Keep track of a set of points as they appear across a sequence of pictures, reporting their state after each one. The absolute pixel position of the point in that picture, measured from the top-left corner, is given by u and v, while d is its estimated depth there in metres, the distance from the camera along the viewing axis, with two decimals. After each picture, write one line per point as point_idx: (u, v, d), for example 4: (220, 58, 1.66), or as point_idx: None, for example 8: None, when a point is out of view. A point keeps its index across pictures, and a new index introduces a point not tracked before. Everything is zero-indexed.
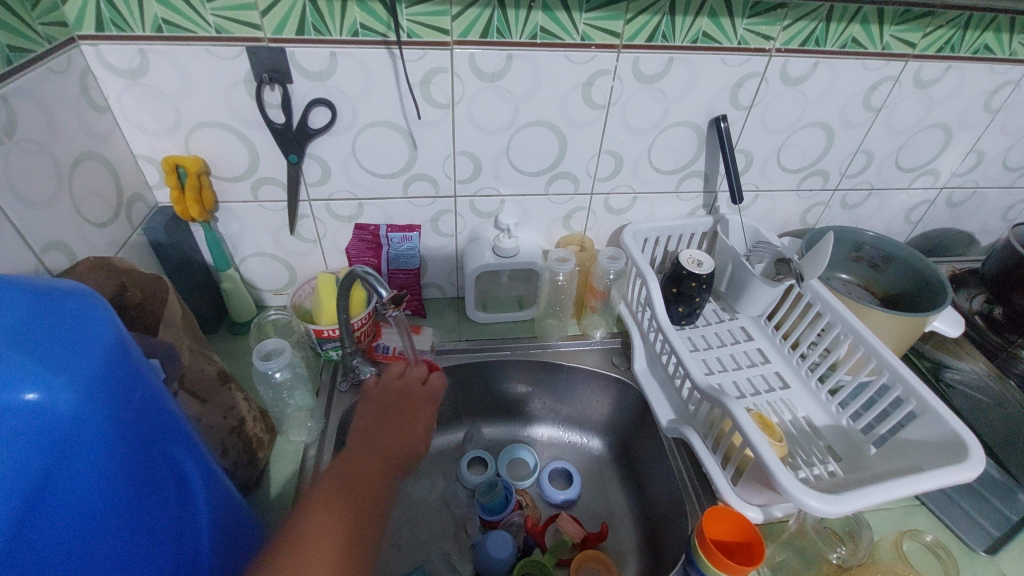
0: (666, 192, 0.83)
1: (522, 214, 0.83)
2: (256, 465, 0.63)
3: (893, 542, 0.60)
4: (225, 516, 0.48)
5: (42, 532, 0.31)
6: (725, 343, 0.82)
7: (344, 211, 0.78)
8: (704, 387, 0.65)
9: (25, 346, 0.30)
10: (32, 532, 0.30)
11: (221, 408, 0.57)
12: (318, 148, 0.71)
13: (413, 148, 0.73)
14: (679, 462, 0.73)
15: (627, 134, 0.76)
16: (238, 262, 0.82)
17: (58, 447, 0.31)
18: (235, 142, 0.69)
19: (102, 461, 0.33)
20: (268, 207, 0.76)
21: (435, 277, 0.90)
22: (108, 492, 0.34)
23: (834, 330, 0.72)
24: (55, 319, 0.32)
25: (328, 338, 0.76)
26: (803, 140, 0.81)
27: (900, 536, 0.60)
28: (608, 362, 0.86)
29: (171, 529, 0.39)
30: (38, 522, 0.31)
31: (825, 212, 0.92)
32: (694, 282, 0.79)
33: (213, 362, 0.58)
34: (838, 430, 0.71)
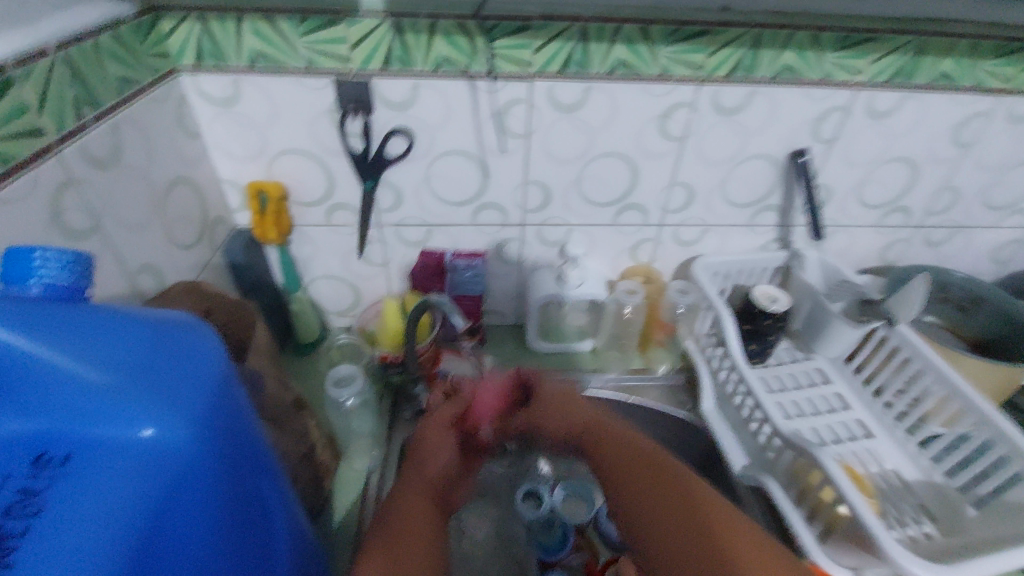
0: (738, 225, 0.81)
1: (588, 244, 0.82)
2: (322, 492, 0.62)
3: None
4: (302, 553, 0.47)
5: (147, 571, 0.31)
6: (800, 384, 0.78)
7: (412, 236, 0.79)
8: (787, 436, 0.61)
9: (148, 383, 0.31)
10: (139, 569, 0.30)
11: (295, 433, 0.56)
12: (392, 175, 0.72)
13: (485, 177, 0.73)
14: (755, 513, 0.68)
15: (701, 166, 0.74)
16: (306, 284, 0.83)
17: (169, 486, 0.31)
18: (314, 169, 0.71)
19: (207, 499, 0.33)
20: (340, 231, 0.77)
21: (495, 304, 0.89)
22: (210, 531, 0.34)
23: (924, 377, 0.68)
24: (174, 355, 0.33)
25: (391, 364, 0.76)
26: (887, 175, 0.78)
27: None
28: (672, 398, 0.83)
29: (257, 567, 0.39)
30: (145, 560, 0.31)
31: (906, 249, 0.87)
32: (769, 320, 0.75)
33: (292, 389, 0.58)
34: (931, 487, 0.65)
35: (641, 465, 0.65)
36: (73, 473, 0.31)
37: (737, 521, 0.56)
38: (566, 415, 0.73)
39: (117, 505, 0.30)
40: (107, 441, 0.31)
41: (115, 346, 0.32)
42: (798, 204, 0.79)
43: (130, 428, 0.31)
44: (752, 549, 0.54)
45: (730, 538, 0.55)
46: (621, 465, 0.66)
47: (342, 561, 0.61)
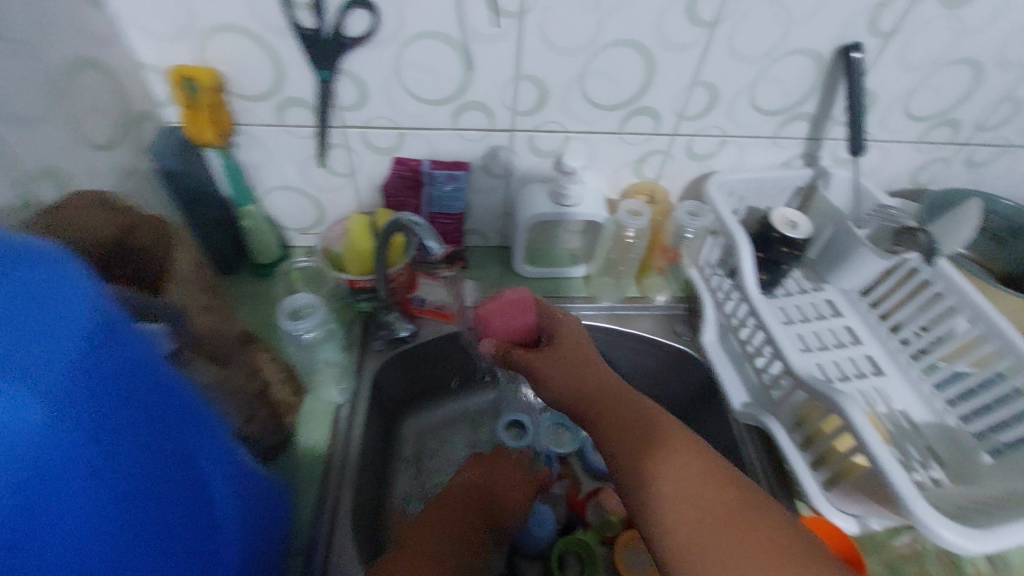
0: (763, 137, 0.70)
1: (588, 155, 0.71)
2: (284, 430, 0.55)
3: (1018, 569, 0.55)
4: (250, 507, 0.42)
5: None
6: (810, 317, 0.71)
7: (382, 141, 0.66)
8: (802, 376, 0.55)
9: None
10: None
11: (245, 369, 0.49)
12: (354, 63, 0.58)
13: (469, 69, 0.60)
14: (752, 452, 0.64)
15: (730, 63, 0.61)
16: (260, 195, 0.72)
17: (35, 474, 0.23)
18: (256, 52, 0.57)
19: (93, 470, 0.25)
20: (295, 132, 0.64)
21: (480, 223, 0.79)
22: (108, 509, 0.26)
23: (956, 316, 0.61)
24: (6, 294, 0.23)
25: (361, 290, 0.67)
26: (944, 80, 0.66)
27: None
28: (670, 329, 0.76)
29: (191, 542, 0.32)
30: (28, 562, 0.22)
31: (943, 169, 0.78)
32: (787, 247, 0.67)
33: (232, 321, 0.50)
34: (942, 429, 0.61)
35: (596, 404, 0.51)
36: None
37: (710, 454, 0.46)
38: (561, 374, 0.53)
39: None
40: None
41: None
42: (835, 114, 0.68)
43: None
44: (698, 503, 0.43)
45: (668, 470, 0.45)
46: (573, 393, 0.52)
47: (308, 501, 0.55)
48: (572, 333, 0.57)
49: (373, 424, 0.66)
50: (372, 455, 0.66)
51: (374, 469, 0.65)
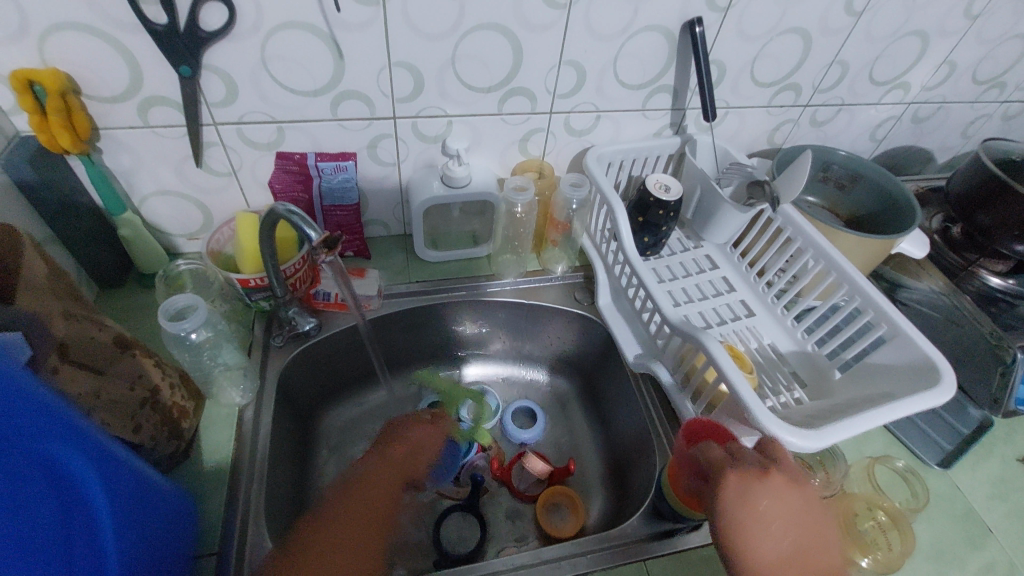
0: (632, 110, 0.76)
1: (473, 137, 0.74)
2: (182, 436, 0.54)
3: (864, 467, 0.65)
4: (135, 511, 0.42)
5: None
6: (690, 273, 0.77)
7: (260, 137, 0.66)
8: (676, 323, 0.61)
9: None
10: None
11: (124, 377, 0.47)
12: (217, 58, 0.57)
13: (339, 58, 0.61)
14: (645, 399, 0.69)
15: (590, 41, 0.66)
16: (137, 202, 0.69)
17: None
18: (106, 50, 0.54)
19: None
20: (164, 133, 0.62)
21: (377, 212, 0.80)
22: None
23: (805, 256, 0.69)
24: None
25: (256, 288, 0.66)
26: (780, 49, 0.74)
27: (874, 463, 0.65)
28: (570, 297, 0.81)
29: (62, 542, 0.34)
30: None
31: (794, 129, 0.87)
32: (662, 210, 0.73)
33: (108, 327, 0.47)
34: (803, 356, 0.69)
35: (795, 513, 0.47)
36: None
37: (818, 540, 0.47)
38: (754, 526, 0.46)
39: None
40: None
41: None
42: (692, 84, 0.74)
43: None
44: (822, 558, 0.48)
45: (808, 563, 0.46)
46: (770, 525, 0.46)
47: (216, 504, 0.55)
48: (746, 474, 0.47)
49: (284, 422, 0.66)
50: (287, 452, 0.65)
51: (290, 466, 0.65)
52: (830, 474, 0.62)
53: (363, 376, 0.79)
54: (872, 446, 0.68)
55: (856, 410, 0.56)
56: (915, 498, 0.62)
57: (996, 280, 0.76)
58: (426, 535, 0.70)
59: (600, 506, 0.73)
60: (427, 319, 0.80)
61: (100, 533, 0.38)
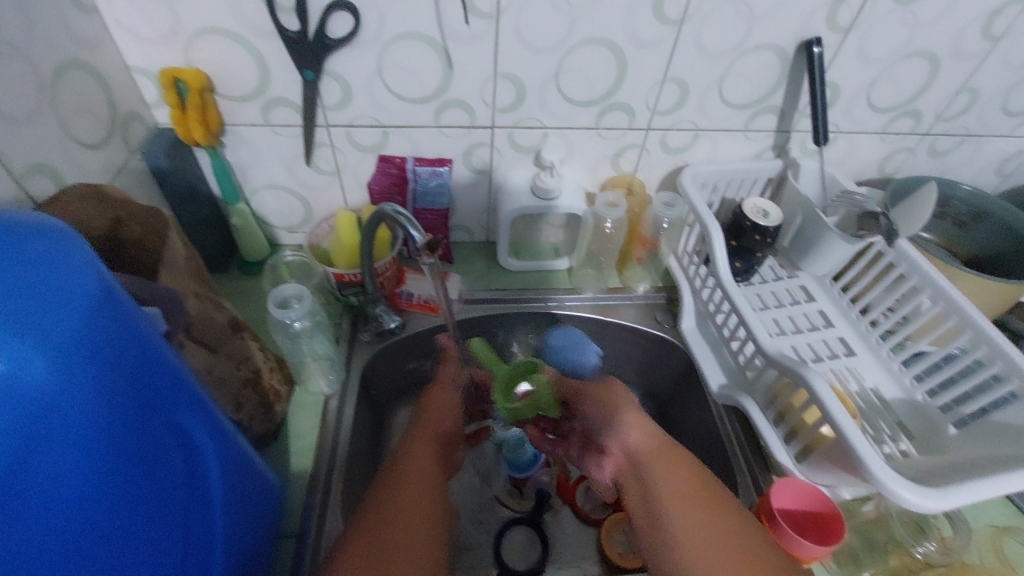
0: (733, 130, 0.73)
1: (566, 150, 0.73)
2: (273, 419, 0.57)
3: (991, 538, 0.55)
4: (241, 482, 0.44)
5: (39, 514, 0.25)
6: (784, 303, 0.73)
7: (366, 140, 0.69)
8: (772, 354, 0.57)
9: None
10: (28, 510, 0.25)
11: (233, 357, 0.50)
12: (338, 64, 0.61)
13: (448, 67, 0.62)
14: (729, 429, 0.66)
15: (698, 58, 0.64)
16: (248, 194, 0.74)
17: (23, 445, 0.25)
18: (243, 55, 0.59)
19: (98, 421, 0.28)
20: (281, 132, 0.67)
21: (464, 218, 0.81)
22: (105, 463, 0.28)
23: (919, 295, 0.63)
24: (10, 261, 0.26)
25: (348, 284, 0.69)
26: (902, 73, 0.69)
27: (999, 534, 0.55)
28: (650, 318, 0.78)
29: (184, 509, 0.35)
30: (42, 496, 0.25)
31: (908, 159, 0.81)
32: (759, 235, 0.69)
33: (224, 309, 0.51)
34: (911, 405, 0.63)
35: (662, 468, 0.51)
36: None
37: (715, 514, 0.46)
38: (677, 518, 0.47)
39: None
40: None
41: None
42: (801, 106, 0.71)
43: None
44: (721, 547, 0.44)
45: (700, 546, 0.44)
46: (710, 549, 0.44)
47: (298, 487, 0.57)
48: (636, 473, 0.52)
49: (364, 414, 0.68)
50: (362, 445, 0.67)
51: (369, 433, 0.68)
52: (948, 540, 0.53)
53: None
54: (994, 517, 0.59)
55: (978, 472, 0.50)
56: None
57: None
58: (487, 539, 0.71)
59: None
60: (504, 328, 0.79)
61: (213, 501, 0.39)
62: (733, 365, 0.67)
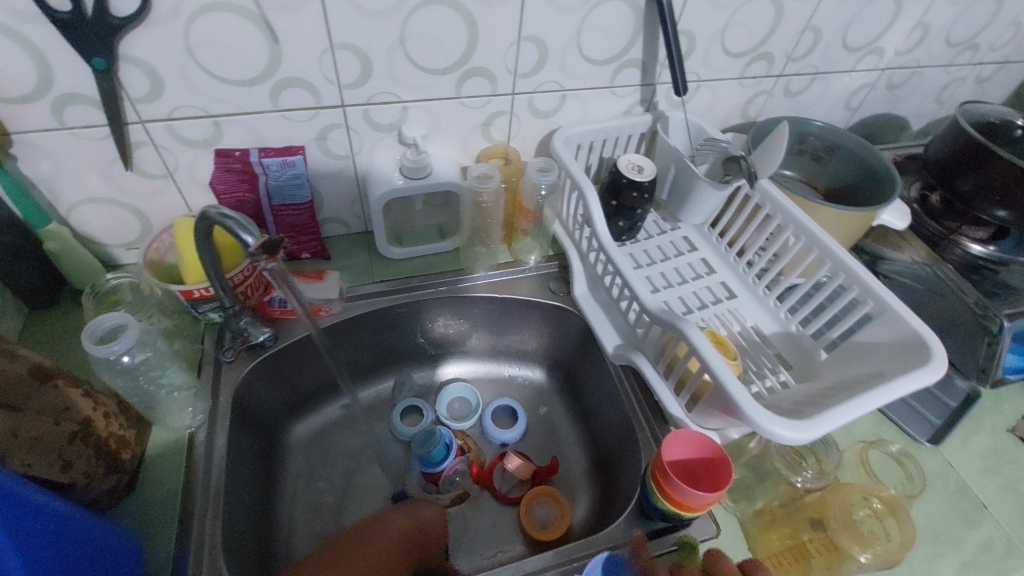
0: (600, 88, 0.72)
1: (431, 124, 0.69)
2: (122, 470, 0.49)
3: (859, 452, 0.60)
4: (66, 554, 0.37)
5: None
6: (668, 256, 0.74)
7: (195, 134, 0.60)
8: (654, 311, 0.57)
9: None
10: None
11: (47, 413, 0.43)
12: (136, 48, 0.51)
13: (274, 42, 0.55)
14: (628, 388, 0.66)
15: (551, 14, 0.61)
16: (64, 213, 0.63)
17: None
18: (5, 44, 0.48)
19: None
20: (85, 134, 0.56)
21: (335, 209, 0.75)
22: None
23: (784, 233, 0.65)
24: None
25: (202, 300, 0.61)
26: (750, 16, 0.70)
27: (867, 448, 0.59)
28: (544, 289, 0.76)
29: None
30: None
31: (767, 101, 0.84)
32: (636, 192, 0.69)
33: (21, 357, 0.43)
34: (788, 338, 0.67)
35: None
36: None
37: None
38: None
39: None
40: None
41: None
42: (661, 57, 0.70)
43: None
44: None
45: None
46: None
47: (167, 537, 0.50)
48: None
49: (243, 440, 0.61)
50: (246, 474, 0.60)
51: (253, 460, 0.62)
52: (823, 464, 0.56)
53: (327, 386, 0.74)
54: (863, 428, 0.65)
55: (844, 394, 0.53)
56: (911, 482, 0.57)
57: (977, 246, 0.72)
58: None
59: (588, 506, 0.69)
60: (394, 321, 0.75)
61: (7, 575, 0.31)
62: (625, 324, 0.67)
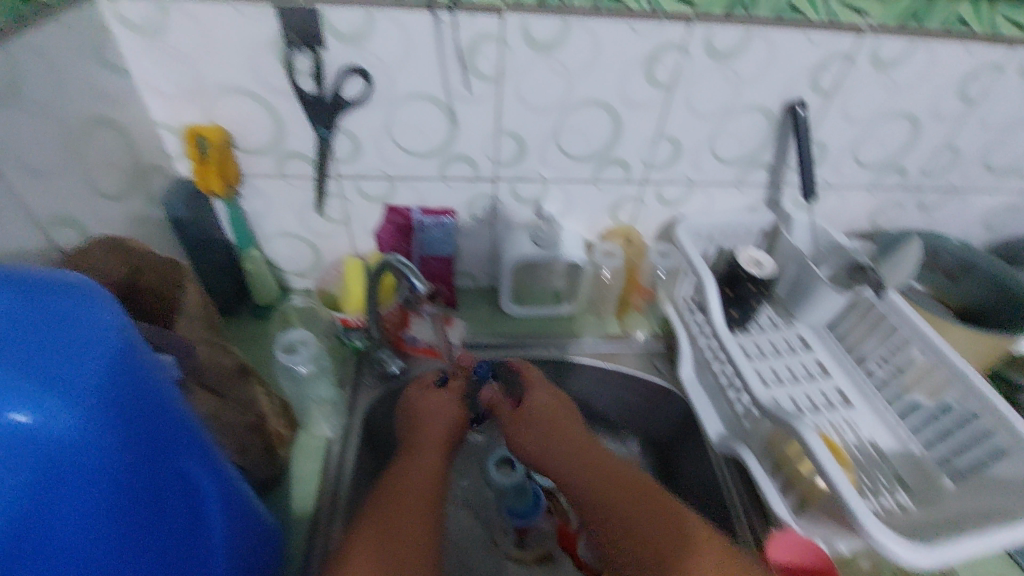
0: (727, 185, 0.76)
1: (566, 202, 0.77)
2: (275, 465, 0.58)
3: None
4: (242, 524, 0.44)
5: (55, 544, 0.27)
6: (781, 351, 0.74)
7: (374, 191, 0.72)
8: (767, 406, 0.58)
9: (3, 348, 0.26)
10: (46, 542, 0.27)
11: (240, 403, 0.51)
12: (350, 122, 0.65)
13: (453, 125, 0.66)
14: (729, 479, 0.66)
15: (690, 118, 0.68)
16: (261, 241, 0.77)
17: (47, 480, 0.27)
18: (261, 113, 0.63)
19: (109, 464, 0.29)
20: (294, 183, 0.70)
21: (468, 265, 0.84)
22: (112, 499, 0.30)
23: (911, 348, 0.64)
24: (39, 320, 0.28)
25: (355, 329, 0.73)
26: (885, 132, 0.73)
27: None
28: (650, 365, 0.79)
29: (173, 559, 0.35)
30: (56, 524, 0.27)
31: (898, 212, 0.84)
32: (753, 285, 0.71)
33: (233, 355, 0.53)
34: (908, 457, 0.64)
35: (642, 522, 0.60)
36: None
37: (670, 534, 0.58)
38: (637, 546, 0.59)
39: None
40: None
41: None
42: (791, 162, 0.74)
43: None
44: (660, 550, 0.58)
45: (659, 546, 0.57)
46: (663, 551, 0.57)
47: (298, 532, 0.57)
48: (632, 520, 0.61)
49: (365, 461, 0.68)
50: (363, 491, 0.67)
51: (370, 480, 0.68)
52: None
53: None
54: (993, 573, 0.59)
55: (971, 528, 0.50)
56: None
57: None
58: None
59: None
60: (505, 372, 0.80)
61: (210, 520, 0.39)
62: (730, 413, 0.67)
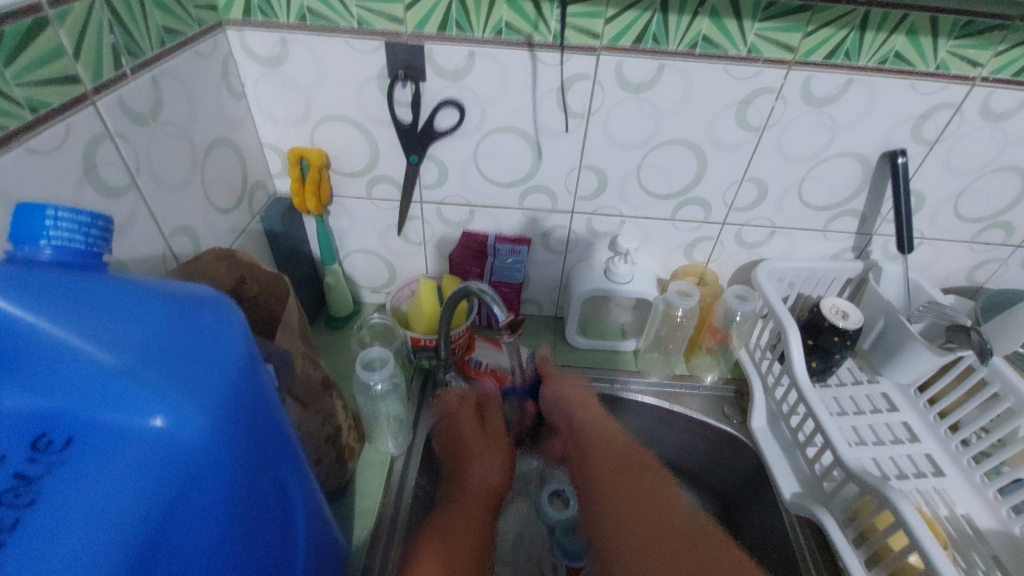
0: (812, 230, 0.74)
1: (641, 237, 0.76)
2: (344, 475, 0.59)
3: None
4: (321, 535, 0.45)
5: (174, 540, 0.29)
6: (864, 409, 0.70)
7: (454, 216, 0.75)
8: (853, 468, 0.54)
9: (151, 360, 0.29)
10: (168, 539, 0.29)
11: (321, 414, 0.54)
12: (439, 150, 0.67)
13: (538, 158, 0.68)
14: (801, 542, 0.62)
15: (778, 162, 0.67)
16: (343, 257, 0.80)
17: (176, 486, 0.29)
18: (359, 138, 0.67)
19: (227, 475, 0.31)
20: (380, 205, 0.73)
21: (536, 293, 0.85)
22: (224, 508, 0.31)
23: (1016, 419, 0.58)
24: (183, 334, 0.30)
25: (423, 347, 0.73)
26: (991, 186, 0.68)
27: None
28: (718, 411, 0.76)
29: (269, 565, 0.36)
30: (179, 524, 0.29)
31: (999, 269, 0.78)
32: (838, 336, 0.68)
33: (319, 367, 0.55)
34: (1007, 539, 0.57)
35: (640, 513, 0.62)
36: (71, 463, 0.28)
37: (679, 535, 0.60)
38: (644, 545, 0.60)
39: (134, 478, 0.28)
40: (98, 426, 0.28)
41: (119, 325, 0.29)
42: (883, 211, 0.71)
43: (143, 416, 0.28)
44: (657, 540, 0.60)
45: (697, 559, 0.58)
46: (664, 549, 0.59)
47: (360, 544, 0.58)
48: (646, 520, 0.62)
49: (426, 481, 0.69)
50: (421, 512, 0.67)
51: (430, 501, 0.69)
52: None
53: None
54: None
55: None
56: None
57: None
58: None
59: None
60: None
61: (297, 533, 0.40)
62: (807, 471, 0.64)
